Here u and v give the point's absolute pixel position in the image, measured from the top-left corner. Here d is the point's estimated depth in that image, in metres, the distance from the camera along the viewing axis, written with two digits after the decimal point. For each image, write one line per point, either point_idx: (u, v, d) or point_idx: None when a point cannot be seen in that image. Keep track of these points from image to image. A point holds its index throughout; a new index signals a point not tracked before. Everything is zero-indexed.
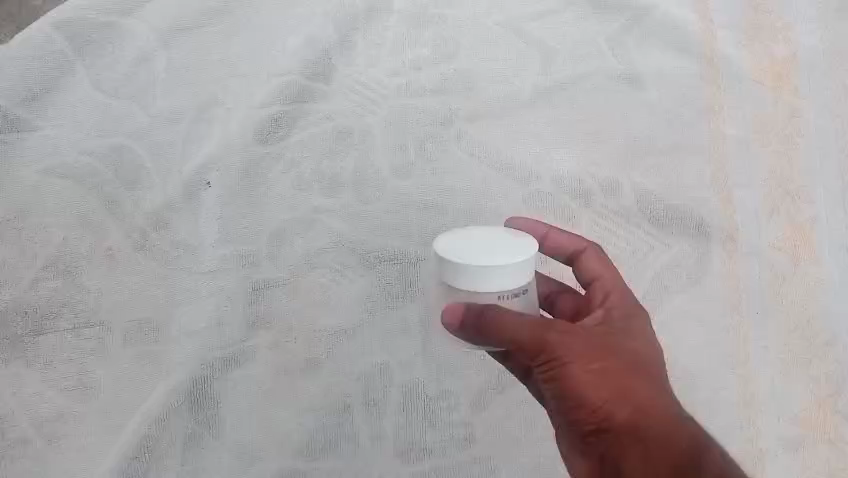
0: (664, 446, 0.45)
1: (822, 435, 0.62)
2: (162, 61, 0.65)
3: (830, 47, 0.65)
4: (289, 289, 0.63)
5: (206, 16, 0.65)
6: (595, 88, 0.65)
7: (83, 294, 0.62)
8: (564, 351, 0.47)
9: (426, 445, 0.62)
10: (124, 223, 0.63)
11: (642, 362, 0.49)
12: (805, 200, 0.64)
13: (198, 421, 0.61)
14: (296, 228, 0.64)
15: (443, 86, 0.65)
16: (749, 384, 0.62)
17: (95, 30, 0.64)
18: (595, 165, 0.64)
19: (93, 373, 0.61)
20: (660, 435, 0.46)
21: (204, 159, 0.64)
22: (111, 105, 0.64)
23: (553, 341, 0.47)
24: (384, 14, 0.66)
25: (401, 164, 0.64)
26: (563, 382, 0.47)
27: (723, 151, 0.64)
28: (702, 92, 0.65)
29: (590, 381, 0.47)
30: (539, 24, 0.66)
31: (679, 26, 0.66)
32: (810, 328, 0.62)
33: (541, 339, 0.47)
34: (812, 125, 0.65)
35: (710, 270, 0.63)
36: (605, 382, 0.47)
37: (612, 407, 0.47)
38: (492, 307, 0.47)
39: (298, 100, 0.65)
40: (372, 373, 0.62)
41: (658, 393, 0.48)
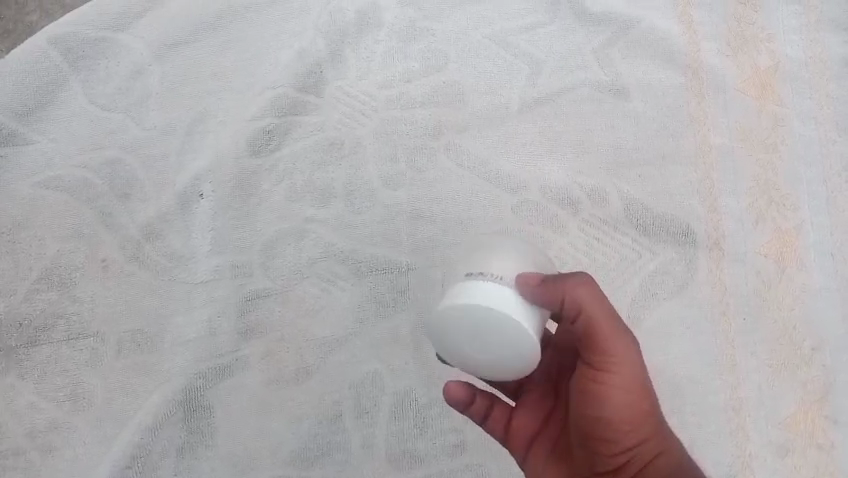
0: None
1: (811, 440, 0.60)
2: (156, 75, 0.67)
3: (810, 59, 0.67)
4: (281, 300, 0.64)
5: (202, 32, 0.68)
6: (581, 98, 0.66)
7: (78, 306, 0.63)
8: (621, 373, 0.48)
9: (418, 453, 0.61)
10: (117, 236, 0.64)
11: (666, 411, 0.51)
12: (791, 207, 0.64)
13: (191, 430, 0.61)
14: (287, 238, 0.64)
15: (434, 98, 0.67)
16: (737, 389, 0.60)
17: (89, 46, 0.67)
18: (582, 174, 0.65)
19: (86, 384, 0.61)
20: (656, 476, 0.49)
21: (196, 172, 0.65)
22: (106, 119, 0.66)
23: (620, 358, 0.48)
24: (374, 28, 0.69)
25: (391, 175, 0.65)
26: (604, 397, 0.48)
27: (710, 160, 0.65)
28: (687, 102, 0.66)
29: (633, 412, 0.49)
30: (526, 36, 0.68)
31: (664, 38, 0.68)
32: (795, 334, 0.62)
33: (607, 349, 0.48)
34: (795, 134, 0.66)
35: (697, 276, 0.62)
36: (645, 417, 0.49)
37: (640, 443, 0.49)
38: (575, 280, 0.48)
39: (290, 113, 0.66)
40: (363, 381, 0.62)
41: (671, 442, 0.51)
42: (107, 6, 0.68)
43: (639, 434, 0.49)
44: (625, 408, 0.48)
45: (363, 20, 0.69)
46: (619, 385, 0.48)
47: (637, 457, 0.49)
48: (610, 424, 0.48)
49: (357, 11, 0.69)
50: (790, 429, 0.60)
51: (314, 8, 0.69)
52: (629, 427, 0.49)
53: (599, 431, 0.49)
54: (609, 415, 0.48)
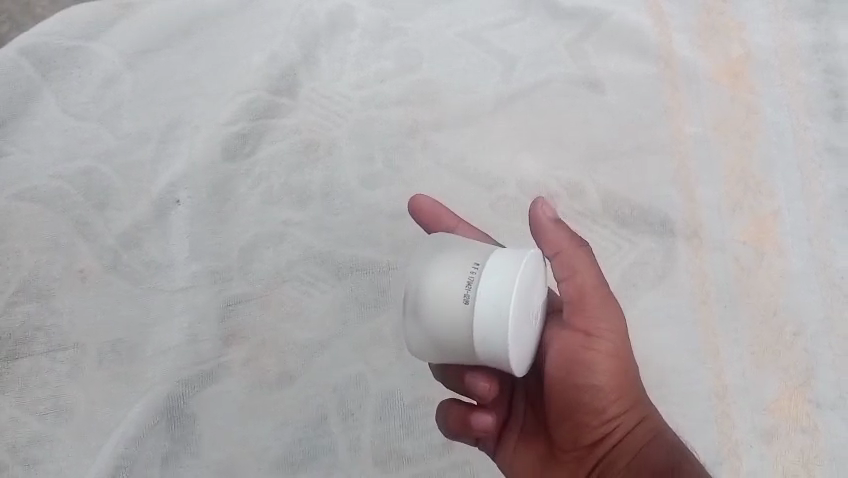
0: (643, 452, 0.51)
1: (796, 425, 0.60)
2: (128, 83, 0.67)
3: (780, 46, 0.68)
4: (262, 305, 0.63)
5: (173, 39, 0.67)
6: (555, 92, 0.67)
7: (57, 318, 0.63)
8: (604, 340, 0.51)
9: (405, 453, 0.61)
10: (94, 246, 0.64)
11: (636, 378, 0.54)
12: (767, 194, 0.65)
13: (175, 438, 0.60)
14: (267, 241, 0.64)
15: (409, 97, 0.67)
16: (720, 377, 0.61)
17: (60, 55, 0.67)
18: (559, 168, 0.65)
19: (68, 396, 0.61)
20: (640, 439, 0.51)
21: (172, 178, 0.65)
22: (80, 129, 0.66)
23: (604, 325, 0.51)
24: (346, 29, 0.68)
25: (368, 175, 0.65)
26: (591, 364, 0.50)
27: (685, 150, 0.65)
28: (661, 92, 0.66)
29: (616, 380, 0.51)
30: (499, 33, 0.68)
31: (635, 30, 0.68)
32: (776, 319, 0.62)
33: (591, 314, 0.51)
34: (769, 120, 0.66)
35: (677, 266, 0.63)
36: (626, 384, 0.52)
37: (624, 410, 0.51)
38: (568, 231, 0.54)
39: (264, 117, 0.66)
40: (347, 383, 0.62)
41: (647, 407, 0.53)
42: (78, 16, 0.68)
43: (624, 401, 0.51)
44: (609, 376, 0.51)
45: (335, 22, 0.69)
46: (603, 353, 0.51)
47: (623, 425, 0.51)
48: (595, 393, 0.51)
49: (329, 13, 0.69)
50: (774, 415, 0.60)
51: (285, 11, 0.68)
52: (614, 393, 0.51)
53: (584, 401, 0.51)
54: (594, 380, 0.50)
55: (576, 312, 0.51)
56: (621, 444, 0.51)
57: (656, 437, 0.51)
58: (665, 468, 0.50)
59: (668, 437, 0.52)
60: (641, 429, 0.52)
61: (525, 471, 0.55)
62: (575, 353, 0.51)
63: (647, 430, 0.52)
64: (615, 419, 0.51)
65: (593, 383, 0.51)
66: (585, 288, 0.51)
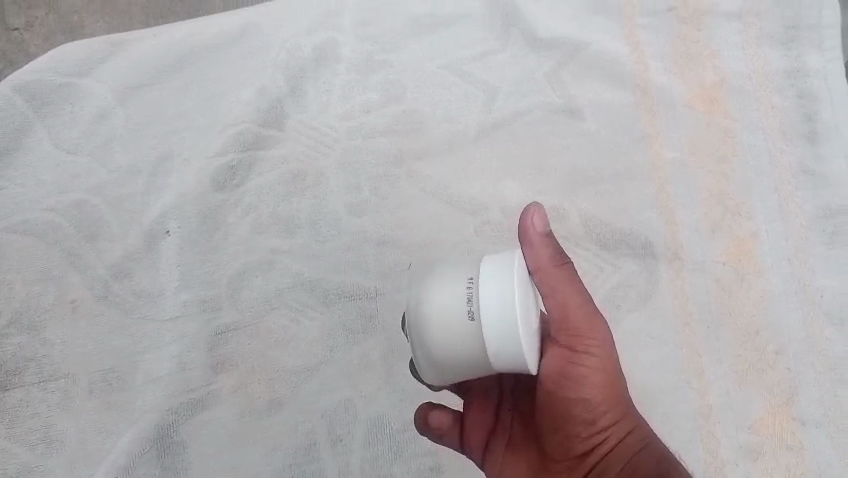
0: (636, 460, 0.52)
1: (780, 442, 0.60)
2: (120, 117, 0.68)
3: (753, 72, 0.70)
4: (251, 332, 0.64)
5: (163, 74, 0.69)
6: (537, 121, 0.68)
7: (48, 348, 0.63)
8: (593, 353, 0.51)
9: (394, 477, 0.61)
10: (86, 277, 0.65)
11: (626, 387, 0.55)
12: (746, 215, 0.66)
13: (165, 466, 0.61)
14: (255, 269, 0.65)
15: (394, 127, 0.68)
16: (704, 396, 0.61)
17: (53, 91, 0.68)
18: (541, 194, 0.66)
19: (59, 426, 0.62)
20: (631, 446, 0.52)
21: (162, 210, 0.66)
22: (72, 163, 0.67)
23: (592, 339, 0.51)
24: (332, 62, 0.70)
25: (355, 203, 0.67)
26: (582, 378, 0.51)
27: (664, 175, 0.67)
28: (639, 119, 0.68)
29: (606, 394, 0.52)
30: (481, 64, 0.70)
31: (613, 59, 0.70)
32: (757, 338, 0.63)
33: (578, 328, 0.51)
34: (745, 145, 0.68)
35: (659, 287, 0.64)
36: (616, 396, 0.52)
37: (615, 421, 0.52)
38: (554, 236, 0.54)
39: (253, 148, 0.67)
40: (336, 409, 0.62)
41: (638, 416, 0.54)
42: (70, 52, 0.69)
43: (614, 412, 0.52)
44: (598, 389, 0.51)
45: (321, 55, 0.70)
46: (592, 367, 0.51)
47: (615, 435, 0.52)
48: (585, 406, 0.51)
49: (315, 46, 0.70)
50: (760, 432, 0.60)
51: (272, 44, 0.70)
52: (604, 405, 0.52)
53: (573, 413, 0.52)
54: (585, 393, 0.51)
55: (564, 329, 0.52)
56: (609, 456, 0.52)
57: (645, 448, 0.52)
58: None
59: (657, 447, 0.52)
60: (631, 440, 0.52)
61: (516, 477, 0.56)
62: (565, 368, 0.51)
63: (638, 442, 0.52)
64: (606, 430, 0.52)
65: (582, 397, 0.51)
66: (573, 304, 0.52)
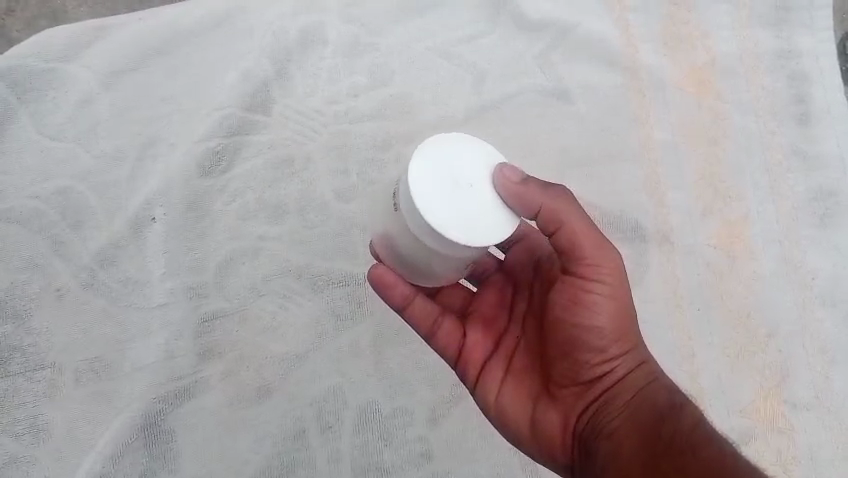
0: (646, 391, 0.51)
1: (771, 425, 0.60)
2: (104, 103, 0.67)
3: (744, 53, 0.69)
4: (239, 320, 0.63)
5: (147, 59, 0.68)
6: (526, 103, 0.68)
7: (34, 337, 0.63)
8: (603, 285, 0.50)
9: (384, 464, 0.61)
10: (71, 265, 0.64)
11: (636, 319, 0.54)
12: (737, 197, 0.65)
13: (154, 456, 0.60)
14: (242, 256, 0.65)
15: (381, 111, 0.68)
16: (696, 379, 0.61)
17: (35, 77, 0.67)
18: (531, 177, 0.66)
19: (45, 416, 0.61)
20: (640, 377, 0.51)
21: (148, 196, 0.65)
22: (56, 149, 0.66)
23: (605, 270, 0.49)
24: (319, 45, 0.69)
25: (343, 189, 0.66)
26: (592, 308, 0.50)
27: (655, 157, 0.66)
28: (629, 101, 0.68)
29: (619, 324, 0.50)
30: (469, 46, 0.69)
31: (603, 40, 0.69)
32: (749, 321, 0.62)
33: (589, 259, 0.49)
34: (736, 126, 0.67)
35: (650, 270, 0.63)
36: (627, 327, 0.51)
37: (625, 351, 0.51)
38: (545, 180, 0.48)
39: (239, 133, 0.67)
40: (325, 396, 0.62)
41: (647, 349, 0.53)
42: (54, 37, 0.68)
43: (624, 342, 0.51)
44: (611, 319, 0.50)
45: (308, 38, 0.69)
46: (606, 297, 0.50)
47: (624, 365, 0.51)
48: (596, 334, 0.50)
49: (301, 29, 0.69)
50: (751, 416, 0.60)
51: (257, 29, 0.69)
52: (616, 335, 0.51)
53: (584, 341, 0.50)
54: (596, 322, 0.50)
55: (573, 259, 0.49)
56: (618, 387, 0.51)
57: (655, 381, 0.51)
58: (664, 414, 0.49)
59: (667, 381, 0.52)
60: (640, 372, 0.51)
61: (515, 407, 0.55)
62: (578, 295, 0.50)
63: (648, 374, 0.51)
64: (615, 360, 0.51)
65: (595, 324, 0.50)
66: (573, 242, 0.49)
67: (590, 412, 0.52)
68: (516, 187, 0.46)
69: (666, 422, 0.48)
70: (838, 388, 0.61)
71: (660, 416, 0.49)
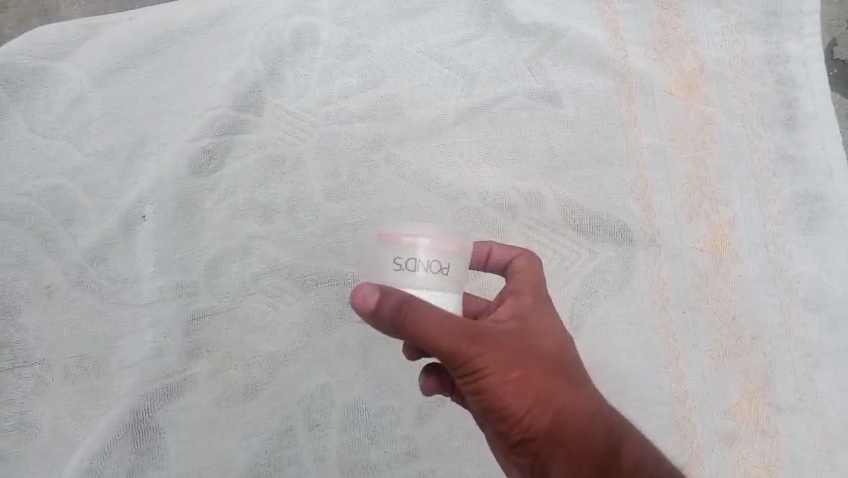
0: (580, 445, 0.49)
1: (755, 427, 0.61)
2: (95, 101, 0.67)
3: (733, 59, 0.69)
4: (228, 318, 0.64)
5: (139, 58, 0.68)
6: (516, 107, 0.68)
7: (23, 334, 0.63)
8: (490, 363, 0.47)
9: (370, 462, 0.61)
10: (61, 262, 0.64)
11: (556, 364, 0.51)
12: (723, 202, 0.66)
13: (141, 452, 0.60)
14: (232, 255, 0.65)
15: (372, 112, 0.68)
16: (681, 381, 0.62)
17: (28, 75, 0.68)
18: (520, 180, 0.66)
19: (34, 412, 0.61)
20: (570, 432, 0.49)
21: (138, 194, 0.66)
22: (47, 147, 0.66)
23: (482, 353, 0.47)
24: (311, 46, 0.70)
25: (333, 188, 0.66)
26: (486, 388, 0.48)
27: (643, 161, 0.67)
28: (618, 105, 0.68)
29: (519, 393, 0.48)
30: (460, 49, 0.70)
31: (593, 45, 0.69)
32: (735, 324, 0.63)
33: (465, 350, 0.46)
34: (723, 131, 0.68)
35: (637, 273, 0.64)
36: (530, 390, 0.49)
37: (538, 414, 0.49)
38: (401, 304, 0.43)
39: (230, 132, 0.67)
40: (313, 394, 0.62)
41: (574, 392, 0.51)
42: (43, 36, 0.69)
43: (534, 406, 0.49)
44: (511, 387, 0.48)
45: (299, 39, 0.69)
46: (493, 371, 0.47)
47: (542, 425, 0.49)
48: (504, 409, 0.49)
49: (293, 30, 0.69)
50: (735, 418, 0.61)
51: (250, 30, 0.69)
52: (521, 404, 0.48)
53: (497, 415, 0.49)
54: (498, 399, 0.48)
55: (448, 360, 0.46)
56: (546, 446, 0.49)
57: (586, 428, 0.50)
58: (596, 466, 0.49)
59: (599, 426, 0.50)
60: (563, 426, 0.49)
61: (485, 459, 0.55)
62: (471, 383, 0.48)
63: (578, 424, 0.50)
64: (529, 424, 0.49)
65: (499, 401, 0.48)
66: (448, 345, 0.45)
67: (534, 466, 0.51)
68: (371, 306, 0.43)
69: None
70: (823, 391, 0.62)
71: (597, 469, 0.49)
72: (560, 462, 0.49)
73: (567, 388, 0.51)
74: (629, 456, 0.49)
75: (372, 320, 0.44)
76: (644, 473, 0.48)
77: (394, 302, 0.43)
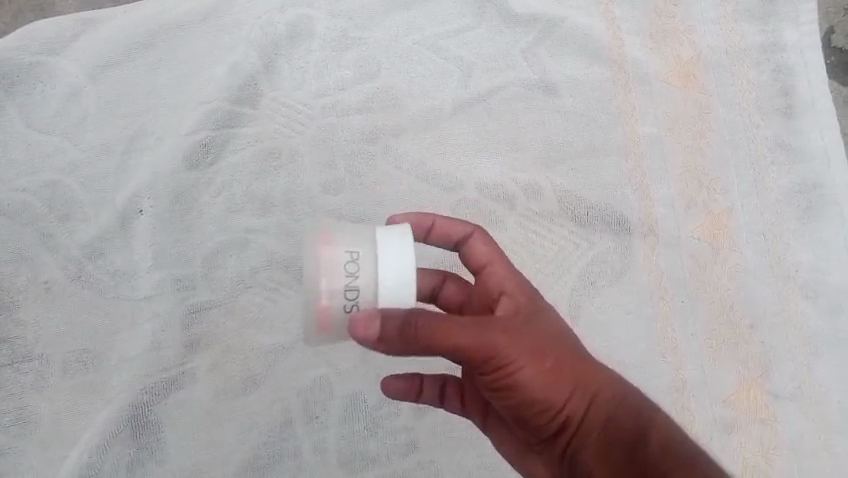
0: (611, 424, 0.49)
1: (753, 415, 0.61)
2: (92, 96, 0.67)
3: (730, 47, 0.69)
4: (227, 311, 0.64)
5: (134, 53, 0.68)
6: (512, 98, 0.68)
7: (21, 329, 0.63)
8: (514, 358, 0.47)
9: (369, 455, 0.62)
10: (58, 257, 0.64)
11: (576, 351, 0.51)
12: (721, 191, 0.66)
13: (141, 446, 0.61)
14: (230, 248, 0.65)
15: (368, 104, 0.68)
16: (679, 370, 0.62)
17: (23, 70, 0.67)
18: (517, 171, 0.66)
19: (33, 407, 0.61)
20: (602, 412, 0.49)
21: (136, 188, 0.66)
22: (44, 142, 0.66)
23: (507, 350, 0.47)
24: (306, 39, 0.69)
25: (330, 181, 0.66)
26: (515, 386, 0.48)
27: (640, 151, 0.67)
28: (614, 95, 0.68)
29: (548, 381, 0.48)
30: (456, 40, 0.70)
31: (589, 35, 0.69)
32: (733, 312, 0.63)
33: (490, 351, 0.46)
34: (720, 119, 0.68)
35: (635, 262, 0.64)
36: (559, 379, 0.49)
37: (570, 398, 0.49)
38: (407, 322, 0.44)
39: (226, 126, 0.67)
40: (312, 387, 0.63)
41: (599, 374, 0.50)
42: (40, 30, 0.68)
43: (564, 391, 0.49)
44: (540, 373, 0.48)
45: (295, 32, 0.69)
46: (522, 362, 0.47)
47: (577, 410, 0.49)
48: (536, 401, 0.49)
49: (288, 23, 0.69)
50: (734, 406, 0.61)
51: (245, 23, 0.69)
52: (552, 393, 0.49)
53: (529, 409, 0.49)
54: (529, 394, 0.48)
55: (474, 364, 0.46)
56: (581, 429, 0.49)
57: (615, 406, 0.49)
58: (632, 432, 0.48)
59: (628, 403, 0.49)
60: (597, 407, 0.49)
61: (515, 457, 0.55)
62: (501, 384, 0.48)
63: (609, 402, 0.49)
64: (563, 410, 0.49)
65: (530, 397, 0.48)
66: (472, 345, 0.45)
67: (571, 452, 0.51)
68: (372, 336, 0.44)
69: (637, 454, 0.47)
70: (821, 379, 0.62)
71: (629, 450, 0.47)
72: (597, 444, 0.49)
73: (592, 370, 0.50)
74: (659, 428, 0.47)
75: (382, 346, 0.45)
76: (675, 443, 0.46)
77: (393, 323, 0.44)
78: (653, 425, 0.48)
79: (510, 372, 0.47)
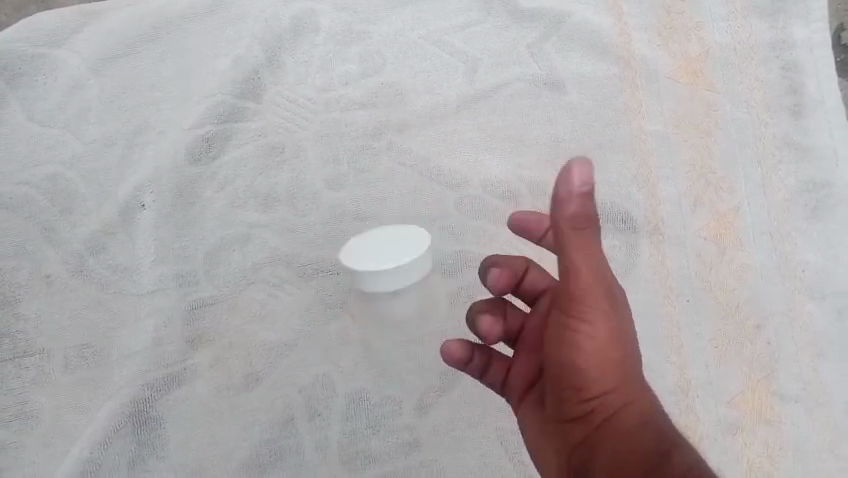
0: (632, 437, 0.46)
1: (758, 417, 0.61)
2: (94, 89, 0.67)
3: (739, 44, 0.69)
4: (229, 307, 0.64)
5: (136, 45, 0.68)
6: (519, 94, 0.67)
7: (23, 323, 0.63)
8: (583, 314, 0.47)
9: (370, 452, 0.61)
10: (60, 251, 0.64)
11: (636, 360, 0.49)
12: (728, 189, 0.65)
13: (142, 442, 0.61)
14: (232, 244, 0.65)
15: (373, 99, 0.67)
16: (684, 371, 0.62)
17: (24, 62, 0.67)
18: (522, 168, 0.66)
19: (34, 402, 0.61)
20: (631, 423, 0.46)
21: (137, 182, 0.65)
22: (46, 135, 0.66)
23: (580, 303, 0.46)
24: (310, 33, 0.69)
25: (334, 177, 0.66)
26: (571, 347, 0.47)
27: (647, 148, 0.66)
28: (621, 92, 0.67)
29: (602, 358, 0.47)
30: (462, 35, 0.69)
31: (596, 30, 0.68)
32: (738, 313, 0.63)
33: (563, 292, 0.46)
34: (728, 117, 0.67)
35: (640, 261, 0.64)
36: (614, 363, 0.47)
37: (610, 391, 0.47)
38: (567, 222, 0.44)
39: (230, 120, 0.66)
40: (314, 384, 0.62)
41: (645, 388, 0.48)
42: (41, 22, 0.67)
43: (609, 377, 0.47)
44: (596, 353, 0.47)
45: (299, 26, 0.69)
46: (587, 323, 0.47)
47: (610, 408, 0.47)
48: (577, 373, 0.47)
49: (293, 16, 0.69)
50: (738, 407, 0.61)
51: (249, 16, 0.68)
52: (599, 372, 0.47)
53: (567, 378, 0.48)
54: (574, 360, 0.47)
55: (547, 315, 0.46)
56: (604, 427, 0.47)
57: (646, 423, 0.46)
58: (654, 459, 0.44)
59: (660, 422, 0.47)
60: (630, 412, 0.47)
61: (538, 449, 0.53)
62: (556, 336, 0.48)
63: (641, 417, 0.47)
64: (597, 398, 0.47)
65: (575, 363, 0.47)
66: (586, 279, 0.46)
67: (582, 452, 0.48)
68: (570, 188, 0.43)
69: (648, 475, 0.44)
70: (826, 380, 0.61)
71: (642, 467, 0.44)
72: (610, 449, 0.46)
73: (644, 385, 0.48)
74: (681, 461, 0.44)
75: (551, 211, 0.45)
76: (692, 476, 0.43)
77: (582, 199, 0.43)
78: (674, 453, 0.45)
79: (573, 322, 0.47)
